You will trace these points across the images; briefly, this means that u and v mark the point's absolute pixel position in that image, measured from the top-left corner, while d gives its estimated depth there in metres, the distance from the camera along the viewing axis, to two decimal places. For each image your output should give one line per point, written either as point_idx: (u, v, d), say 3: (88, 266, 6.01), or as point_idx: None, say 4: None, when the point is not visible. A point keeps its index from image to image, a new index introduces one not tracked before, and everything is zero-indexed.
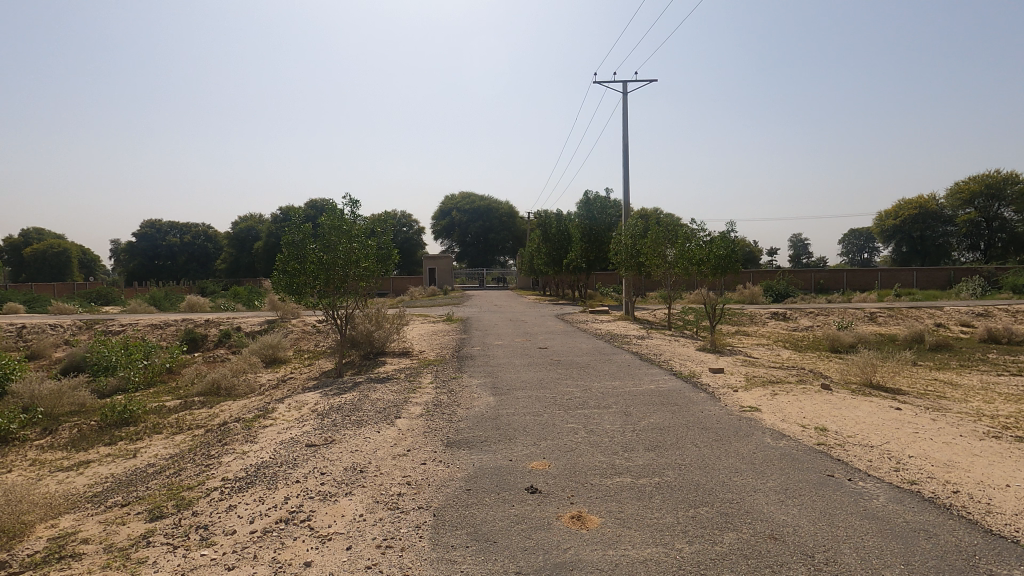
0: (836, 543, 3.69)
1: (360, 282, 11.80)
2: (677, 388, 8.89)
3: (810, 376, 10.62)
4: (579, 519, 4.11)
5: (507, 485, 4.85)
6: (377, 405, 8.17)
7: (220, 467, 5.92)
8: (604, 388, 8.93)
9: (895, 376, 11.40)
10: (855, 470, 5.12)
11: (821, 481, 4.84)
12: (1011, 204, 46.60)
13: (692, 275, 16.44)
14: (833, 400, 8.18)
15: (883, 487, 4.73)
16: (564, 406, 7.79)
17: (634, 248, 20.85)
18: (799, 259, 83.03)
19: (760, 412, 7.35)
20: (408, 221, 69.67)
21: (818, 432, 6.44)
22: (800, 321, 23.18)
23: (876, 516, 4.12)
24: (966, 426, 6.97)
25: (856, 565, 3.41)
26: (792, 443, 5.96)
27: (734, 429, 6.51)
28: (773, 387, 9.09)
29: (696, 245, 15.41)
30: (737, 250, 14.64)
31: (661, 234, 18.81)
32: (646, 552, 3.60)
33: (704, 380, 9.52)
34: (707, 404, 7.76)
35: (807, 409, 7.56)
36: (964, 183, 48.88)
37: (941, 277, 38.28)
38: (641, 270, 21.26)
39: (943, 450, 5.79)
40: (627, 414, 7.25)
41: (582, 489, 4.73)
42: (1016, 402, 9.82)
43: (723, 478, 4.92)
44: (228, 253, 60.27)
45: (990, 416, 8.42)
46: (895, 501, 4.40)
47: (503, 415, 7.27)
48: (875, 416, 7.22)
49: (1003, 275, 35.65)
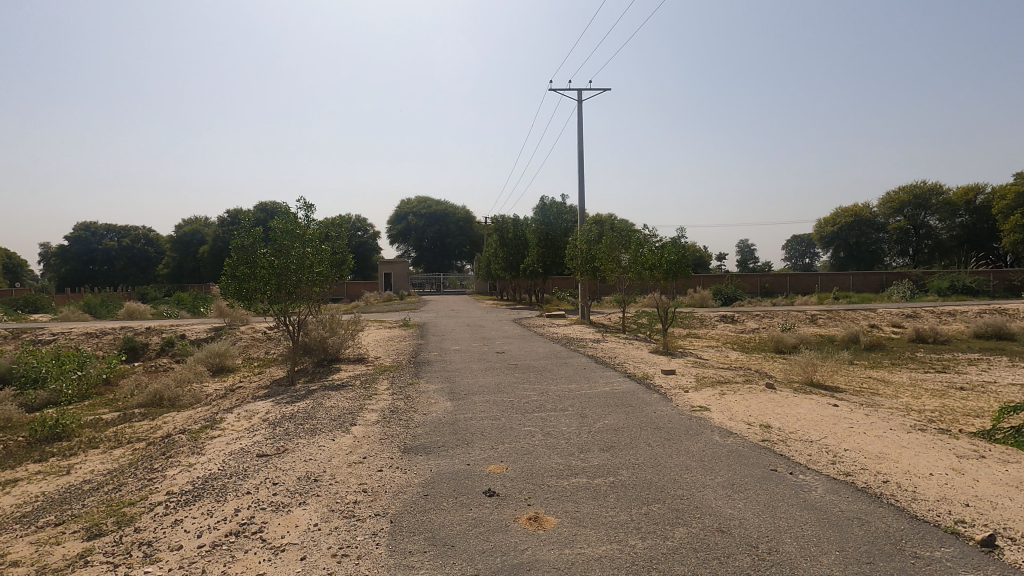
0: (778, 534, 3.89)
1: (313, 287, 11.52)
2: (631, 389, 9.10)
3: (754, 376, 11.08)
4: (536, 520, 4.17)
5: (464, 488, 4.87)
6: (331, 413, 8.00)
7: (164, 480, 5.67)
8: (559, 391, 9.05)
9: (833, 376, 12.07)
10: (796, 464, 5.40)
11: (765, 475, 5.08)
12: (936, 213, 50.03)
13: (644, 279, 16.80)
14: (777, 398, 8.60)
15: (821, 478, 5.01)
16: (521, 409, 7.83)
17: (589, 253, 21.25)
18: (746, 263, 86.50)
19: (709, 411, 7.64)
20: (364, 225, 68.78)
21: (763, 428, 6.75)
22: (747, 324, 24.13)
23: (815, 506, 4.37)
24: (897, 420, 7.46)
25: (796, 553, 3.61)
26: (739, 440, 6.23)
27: (684, 427, 6.76)
28: (722, 387, 9.45)
29: (649, 251, 15.82)
30: (687, 255, 15.19)
31: (615, 239, 19.11)
32: (601, 550, 3.69)
33: (657, 381, 9.82)
34: (659, 405, 7.99)
35: (754, 407, 7.90)
36: (895, 193, 51.99)
37: (875, 281, 40.52)
38: (596, 275, 21.59)
39: (875, 442, 6.18)
40: (583, 416, 7.36)
41: (539, 490, 4.80)
42: (940, 397, 10.56)
43: (674, 476, 5.09)
44: (171, 256, 57.60)
45: (918, 411, 9.04)
46: (831, 492, 4.67)
47: (461, 420, 7.27)
48: (814, 412, 7.64)
49: (930, 279, 38.11)
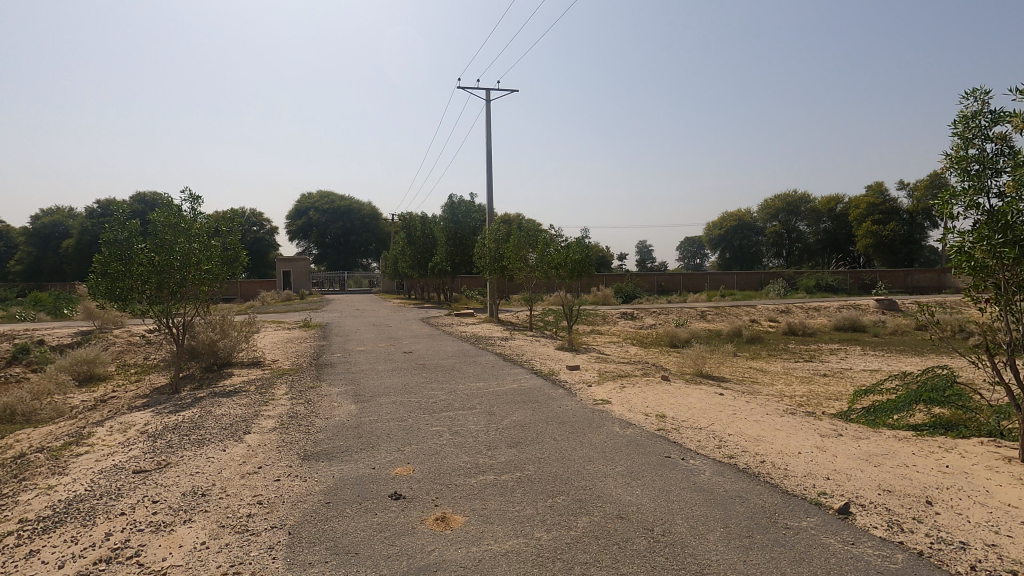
0: (671, 516, 4.16)
1: (201, 286, 10.63)
2: (538, 386, 9.32)
3: (651, 369, 11.78)
4: (444, 520, 4.14)
5: (369, 493, 4.73)
6: (222, 421, 7.43)
7: (16, 507, 4.96)
8: (468, 389, 9.07)
9: (719, 367, 13.14)
10: (687, 450, 5.80)
11: (660, 462, 5.42)
12: (805, 219, 56.23)
13: (550, 278, 17.25)
14: (671, 390, 9.20)
15: (708, 462, 5.43)
16: (429, 410, 7.75)
17: (498, 252, 21.46)
18: (644, 263, 91.59)
19: (610, 404, 8.01)
20: (261, 220, 64.60)
21: (658, 418, 7.19)
22: (645, 320, 25.58)
23: (703, 488, 4.72)
24: (772, 405, 8.27)
25: (687, 533, 3.88)
26: (637, 430, 6.59)
27: (587, 420, 7.03)
28: (622, 380, 9.94)
29: (555, 250, 16.28)
30: (591, 255, 15.82)
31: (523, 238, 19.43)
32: (508, 545, 3.74)
33: (562, 377, 10.13)
34: (564, 400, 8.25)
35: (650, 399, 8.40)
36: (772, 200, 57.44)
37: (756, 280, 44.51)
38: (504, 274, 21.85)
39: (754, 426, 6.80)
40: (490, 414, 7.43)
41: (446, 490, 4.78)
42: (807, 383, 11.86)
43: (578, 467, 5.29)
44: (25, 251, 50.54)
45: (789, 396, 10.07)
46: (717, 474, 5.08)
47: (366, 423, 7.05)
48: (703, 401, 8.26)
49: (801, 277, 42.55)
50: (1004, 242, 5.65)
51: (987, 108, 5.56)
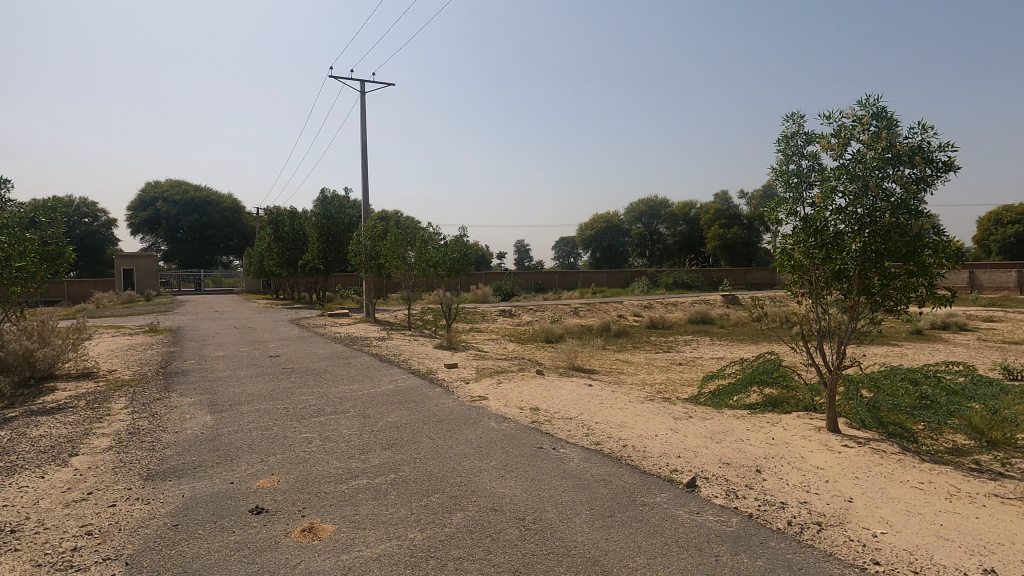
0: (542, 504, 4.34)
1: (11, 286, 9.01)
2: (415, 385, 9.20)
3: (527, 364, 12.17)
4: (311, 531, 3.94)
5: (226, 510, 4.35)
6: (40, 444, 6.36)
7: None
8: (341, 392, 8.70)
9: (590, 360, 13.95)
10: (558, 440, 6.09)
11: (533, 453, 5.63)
12: (664, 222, 61.74)
13: (428, 277, 17.10)
14: (544, 383, 9.59)
15: (577, 450, 5.75)
16: (297, 416, 7.30)
17: (374, 249, 20.82)
18: (522, 262, 94.28)
19: (487, 400, 8.15)
20: (94, 211, 56.28)
21: (532, 411, 7.46)
22: (522, 317, 26.36)
23: (572, 474, 4.99)
24: (634, 393, 8.97)
25: (555, 518, 4.07)
26: (512, 424, 6.78)
27: (464, 417, 7.09)
28: (499, 376, 10.16)
29: (433, 248, 16.17)
30: (469, 253, 15.96)
31: (401, 236, 19.05)
32: (379, 549, 3.65)
33: (440, 376, 10.10)
34: (442, 398, 8.23)
35: (525, 393, 8.69)
36: (636, 204, 62.40)
37: (623, 277, 47.90)
38: (381, 272, 21.24)
39: (618, 413, 7.33)
40: (364, 417, 7.19)
41: (315, 498, 4.54)
42: (665, 372, 13.03)
43: (453, 464, 5.32)
44: None
45: (650, 384, 10.99)
46: (584, 460, 5.39)
47: (224, 435, 6.46)
48: (574, 393, 8.72)
49: (662, 275, 46.54)
50: (815, 245, 6.67)
51: (802, 129, 6.52)
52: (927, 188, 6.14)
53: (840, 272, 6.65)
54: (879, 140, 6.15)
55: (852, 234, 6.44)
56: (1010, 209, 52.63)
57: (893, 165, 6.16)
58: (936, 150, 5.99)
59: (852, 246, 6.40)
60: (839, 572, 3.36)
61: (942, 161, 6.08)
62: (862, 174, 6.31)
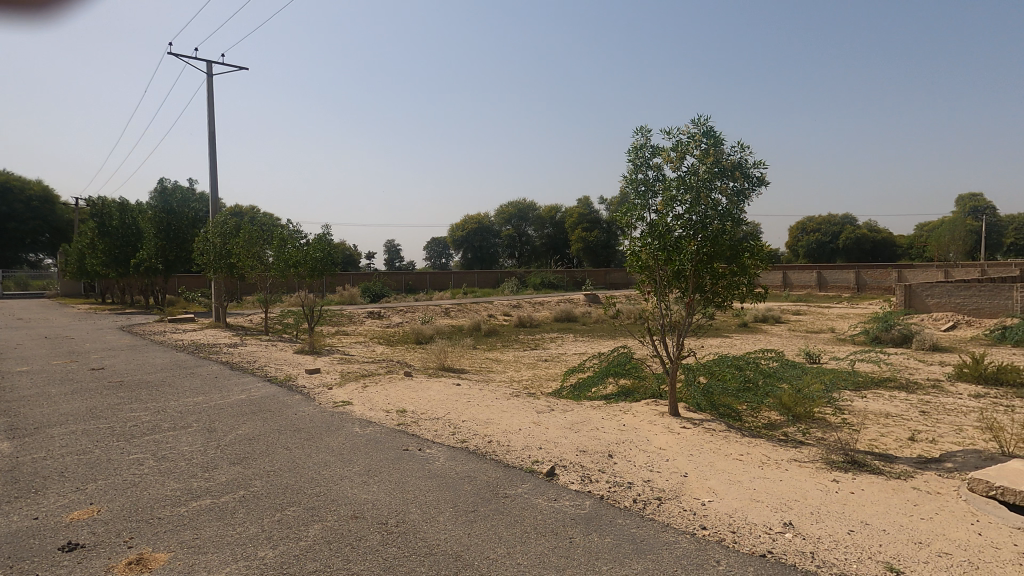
0: (405, 506, 4.30)
1: None
2: (271, 394, 8.56)
3: (395, 366, 11.90)
4: (140, 562, 3.50)
5: (28, 550, 3.70)
6: None
7: None
8: (182, 405, 7.81)
9: (459, 360, 14.05)
10: (424, 441, 6.06)
11: (398, 456, 5.54)
12: (532, 225, 64.16)
13: (288, 277, 16.00)
14: (413, 385, 9.47)
15: (443, 449, 5.78)
16: (126, 435, 6.41)
17: (224, 247, 18.98)
18: (392, 263, 92.04)
19: (351, 405, 7.85)
20: None
21: (399, 413, 7.34)
22: (392, 319, 25.74)
23: (436, 474, 5.01)
24: (501, 390, 9.22)
25: (419, 519, 4.06)
26: (377, 428, 6.61)
27: (325, 424, 6.76)
28: (365, 380, 9.83)
29: (293, 247, 15.16)
30: (333, 253, 15.23)
31: (256, 233, 17.59)
32: (225, 572, 3.36)
33: (300, 382, 9.51)
34: (301, 406, 7.76)
35: (392, 396, 8.51)
36: (506, 206, 64.12)
37: (493, 278, 48.90)
38: (232, 273, 19.42)
39: (485, 411, 7.49)
40: (210, 431, 6.54)
41: (146, 526, 4.04)
42: (531, 369, 13.55)
43: (312, 474, 5.05)
44: None
45: (516, 381, 11.37)
46: (449, 459, 5.43)
47: (26, 463, 5.47)
48: (442, 393, 8.74)
49: (530, 276, 48.25)
50: (658, 247, 7.41)
51: (648, 142, 7.19)
52: (746, 199, 7.11)
53: (679, 272, 7.44)
54: (708, 156, 6.99)
55: (688, 238, 7.25)
56: (813, 221, 62.24)
57: (719, 178, 7.04)
58: (752, 167, 6.95)
59: (688, 249, 7.21)
60: (674, 540, 3.77)
61: (757, 176, 7.08)
62: (696, 185, 7.12)
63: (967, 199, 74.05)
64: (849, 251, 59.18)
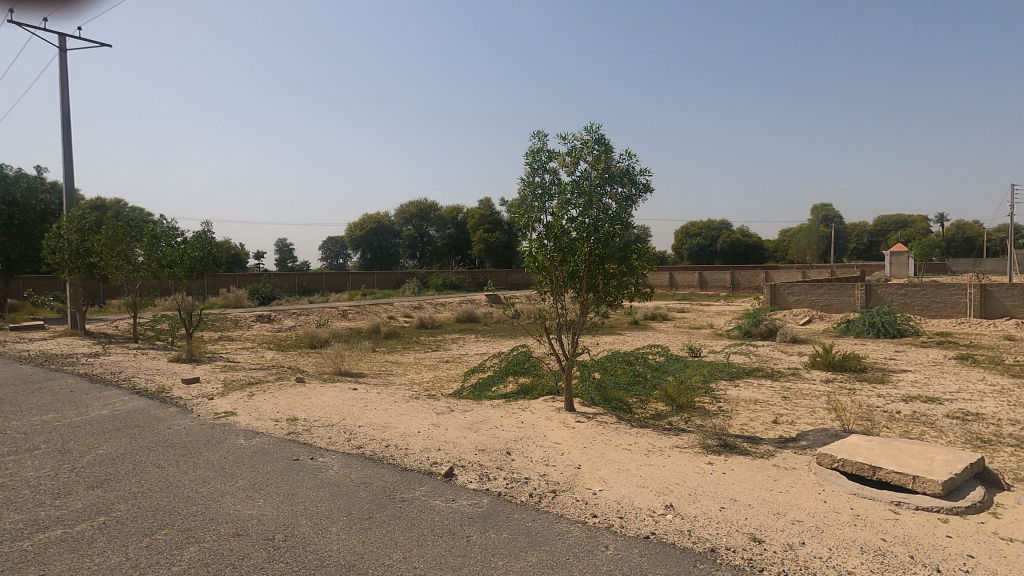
0: (294, 519, 4.08)
1: None
2: (140, 407, 7.72)
3: (286, 372, 11.23)
4: None
5: None
6: None
7: None
8: (27, 425, 6.80)
9: (357, 363, 13.57)
10: (316, 449, 5.79)
11: (287, 467, 5.25)
12: (434, 225, 63.52)
13: (161, 278, 14.52)
14: (305, 391, 8.99)
15: (337, 457, 5.55)
16: None
17: (82, 245, 16.81)
18: (284, 263, 86.82)
19: (235, 415, 7.29)
20: None
21: (289, 422, 6.94)
22: (284, 322, 24.27)
23: (329, 483, 4.80)
24: (400, 393, 9.04)
25: (309, 531, 3.87)
26: (264, 438, 6.20)
27: (205, 438, 6.23)
28: (251, 388, 9.17)
29: (167, 245, 13.81)
30: (214, 252, 14.10)
31: (121, 229, 15.78)
32: None
33: (175, 393, 8.67)
34: (176, 419, 7.08)
35: (282, 403, 8.02)
36: (407, 206, 62.94)
37: (394, 279, 47.77)
38: (92, 273, 17.25)
39: (383, 415, 7.30)
40: (62, 453, 5.76)
41: None
42: (431, 370, 13.42)
43: (188, 492, 4.64)
44: None
45: (417, 383, 11.20)
46: (344, 466, 5.24)
47: None
48: (337, 398, 8.39)
49: (431, 276, 47.67)
50: (554, 249, 7.66)
51: (544, 146, 7.41)
52: (633, 205, 7.56)
53: (573, 273, 7.74)
54: (600, 162, 7.35)
55: (581, 240, 7.56)
56: (694, 225, 67.86)
57: (609, 184, 7.43)
58: (639, 174, 7.41)
59: (581, 250, 7.52)
60: (567, 530, 3.93)
61: (643, 183, 7.56)
62: (588, 189, 7.46)
63: (819, 209, 84.34)
64: (725, 253, 64.95)
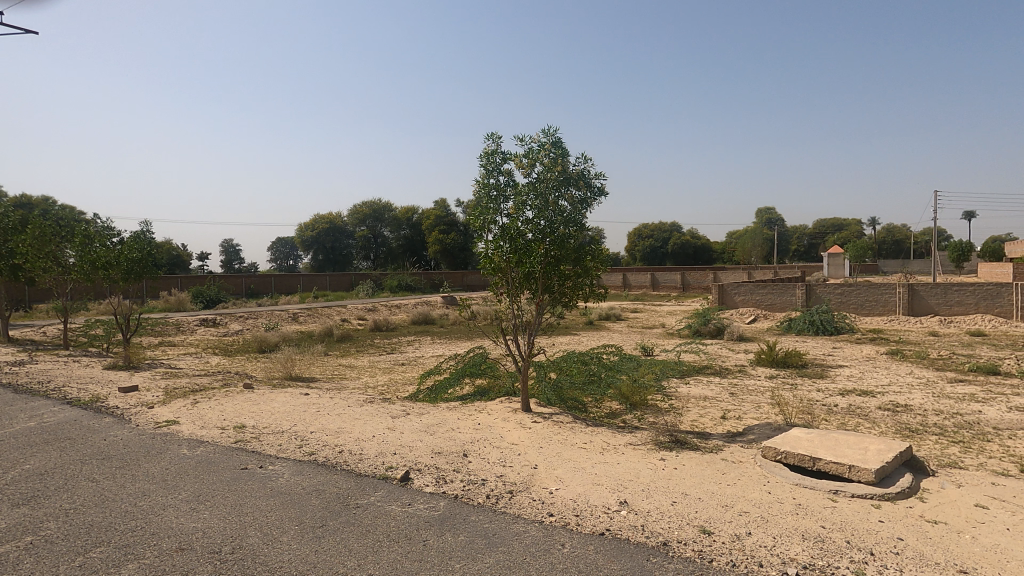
0: (242, 530, 3.94)
1: None
2: (72, 418, 7.25)
3: (233, 378, 10.80)
4: None
5: None
6: None
7: None
8: None
9: (308, 368, 13.18)
10: (265, 457, 5.60)
11: (234, 476, 5.05)
12: (388, 226, 62.56)
13: (95, 281, 13.70)
14: (253, 397, 8.68)
15: (287, 464, 5.39)
16: None
17: (4, 246, 15.63)
18: (230, 265, 83.48)
19: (178, 424, 6.96)
20: None
21: (237, 430, 6.68)
22: (230, 326, 23.34)
23: (279, 492, 4.65)
24: (354, 398, 8.85)
25: (258, 542, 3.74)
26: (210, 447, 5.95)
27: (145, 449, 5.91)
28: (195, 395, 8.77)
29: (101, 246, 13.05)
30: (154, 253, 13.44)
31: (50, 229, 14.79)
32: None
33: (111, 402, 8.19)
34: (112, 430, 6.69)
35: (229, 410, 7.71)
36: (360, 206, 61.78)
37: (347, 281, 46.74)
38: (17, 276, 16.08)
39: (335, 420, 7.13)
40: None
41: None
42: (386, 373, 13.20)
43: (126, 507, 4.40)
44: None
45: (370, 387, 11.00)
46: (295, 474, 5.09)
47: None
48: (288, 404, 8.14)
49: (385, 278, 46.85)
50: (510, 251, 7.69)
51: (498, 149, 7.43)
52: (588, 208, 7.69)
53: (528, 274, 7.79)
54: (556, 165, 7.42)
55: (536, 242, 7.63)
56: (646, 227, 69.63)
57: (564, 187, 7.53)
58: (593, 178, 7.54)
59: (537, 252, 7.58)
60: (524, 530, 3.95)
61: (598, 186, 7.69)
62: (543, 191, 7.53)
63: (763, 212, 88.04)
64: (676, 255, 66.91)
